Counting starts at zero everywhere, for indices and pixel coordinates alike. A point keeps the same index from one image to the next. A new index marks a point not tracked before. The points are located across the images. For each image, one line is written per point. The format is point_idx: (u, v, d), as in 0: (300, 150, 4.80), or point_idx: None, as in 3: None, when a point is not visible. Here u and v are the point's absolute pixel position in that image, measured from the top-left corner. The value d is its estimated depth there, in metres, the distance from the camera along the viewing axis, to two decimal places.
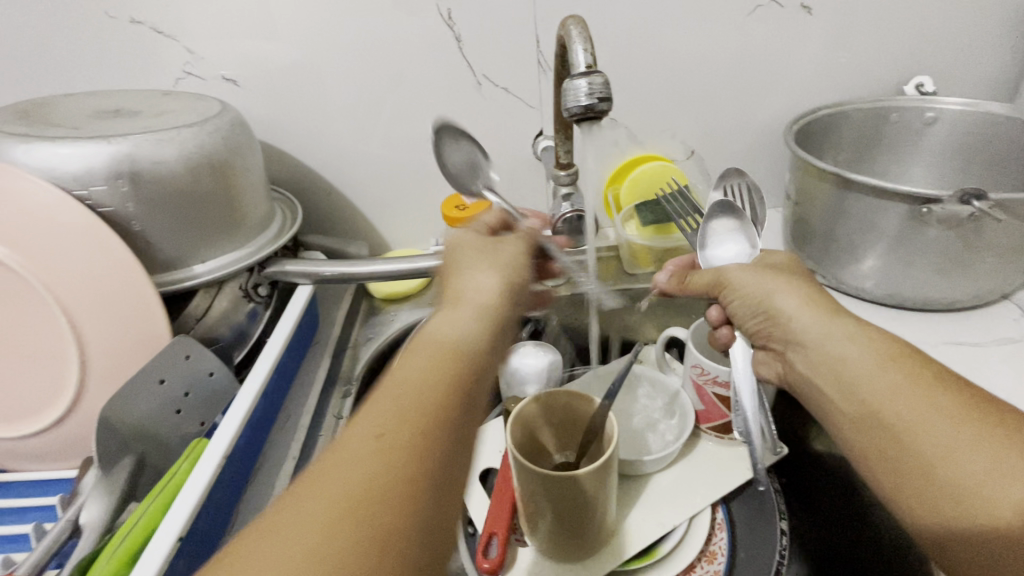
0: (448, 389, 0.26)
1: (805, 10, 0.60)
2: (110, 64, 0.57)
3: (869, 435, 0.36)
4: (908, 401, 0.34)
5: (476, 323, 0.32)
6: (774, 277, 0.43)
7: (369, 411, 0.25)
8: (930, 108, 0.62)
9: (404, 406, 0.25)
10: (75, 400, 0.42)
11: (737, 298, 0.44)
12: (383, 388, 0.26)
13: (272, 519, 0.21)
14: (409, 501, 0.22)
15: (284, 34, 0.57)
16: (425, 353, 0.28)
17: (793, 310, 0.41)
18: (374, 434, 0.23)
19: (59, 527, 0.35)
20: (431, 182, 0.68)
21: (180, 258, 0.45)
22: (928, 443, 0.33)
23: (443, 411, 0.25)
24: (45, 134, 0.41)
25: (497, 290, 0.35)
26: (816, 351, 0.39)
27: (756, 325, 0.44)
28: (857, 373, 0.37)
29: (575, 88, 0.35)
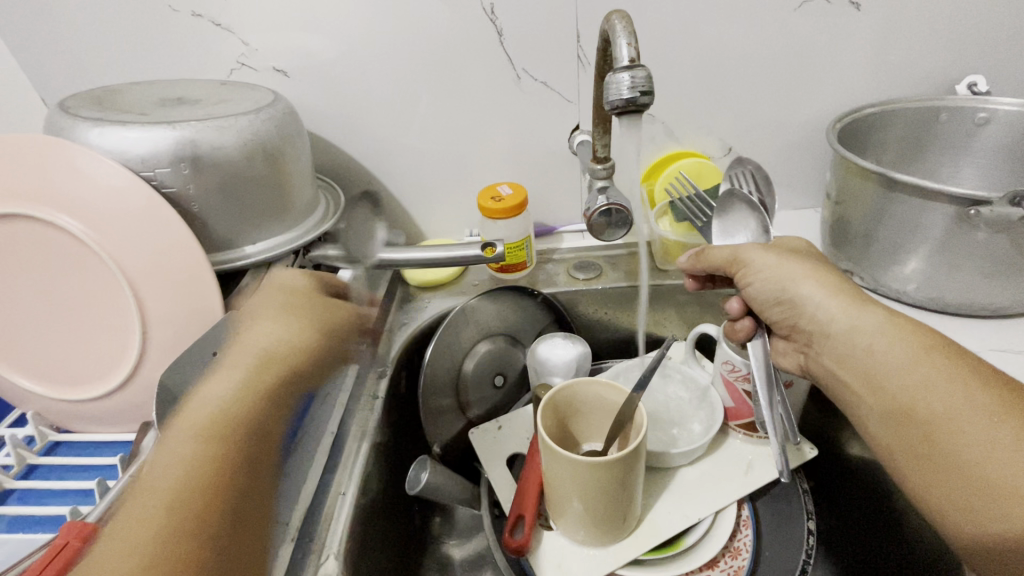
0: (214, 485, 0.36)
1: (853, 7, 0.59)
2: (173, 56, 0.60)
3: (909, 438, 0.35)
4: (940, 395, 0.34)
5: (222, 429, 0.39)
6: (799, 265, 0.42)
7: (127, 527, 0.33)
8: (983, 109, 0.60)
9: (165, 505, 0.34)
10: (136, 369, 0.45)
11: (757, 279, 0.43)
12: (139, 489, 0.35)
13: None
14: (193, 559, 0.32)
15: (334, 27, 0.59)
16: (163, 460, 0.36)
17: (819, 300, 0.41)
18: (128, 552, 0.31)
19: (123, 483, 0.38)
20: (468, 174, 0.70)
21: (233, 239, 0.48)
22: (961, 438, 0.33)
23: (230, 465, 0.37)
24: (117, 118, 0.44)
25: (244, 390, 0.42)
26: (847, 341, 0.39)
27: (781, 315, 0.43)
28: (886, 364, 0.37)
29: (617, 82, 0.36)
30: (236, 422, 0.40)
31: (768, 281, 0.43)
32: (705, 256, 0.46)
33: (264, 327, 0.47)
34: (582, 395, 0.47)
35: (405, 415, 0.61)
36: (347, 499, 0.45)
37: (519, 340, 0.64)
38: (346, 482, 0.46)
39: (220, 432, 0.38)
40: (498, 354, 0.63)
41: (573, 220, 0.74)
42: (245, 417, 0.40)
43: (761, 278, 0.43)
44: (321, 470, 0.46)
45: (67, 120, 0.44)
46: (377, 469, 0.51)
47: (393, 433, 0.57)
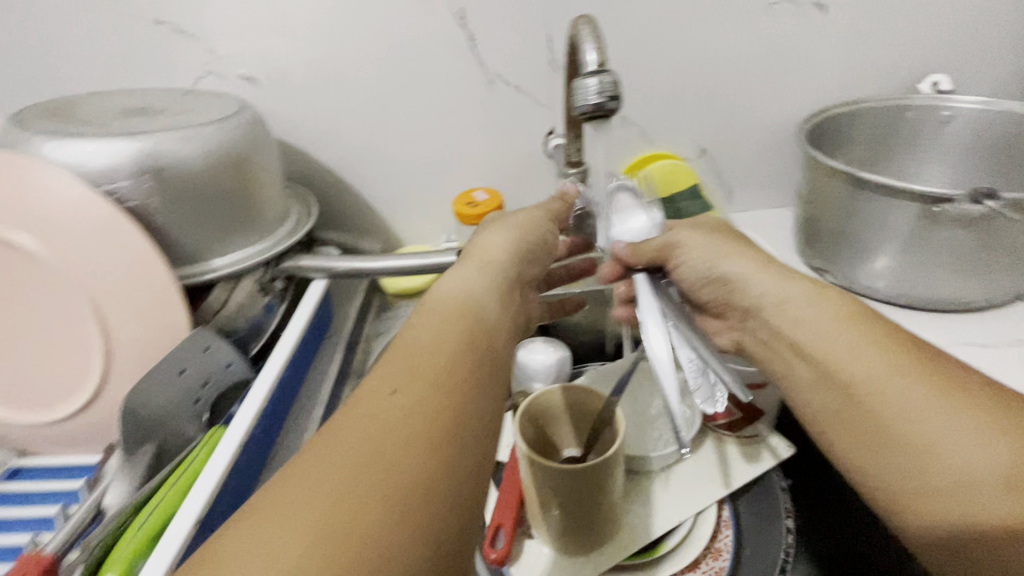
0: (438, 408, 0.29)
1: (817, 8, 0.60)
2: (137, 65, 0.59)
3: (856, 423, 0.34)
4: (890, 381, 0.33)
5: (429, 406, 0.29)
6: (727, 245, 0.45)
7: (368, 410, 0.28)
8: (946, 107, 0.61)
9: (418, 366, 0.31)
10: (100, 389, 0.44)
11: (688, 259, 0.46)
12: (397, 352, 0.32)
13: (300, 477, 0.25)
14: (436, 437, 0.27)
15: (303, 35, 0.58)
16: (353, 423, 0.28)
17: (756, 279, 0.43)
18: (390, 391, 0.29)
19: (84, 508, 0.37)
20: (443, 180, 0.69)
21: (199, 252, 0.47)
22: (909, 426, 0.31)
23: (461, 347, 0.32)
24: (74, 131, 0.43)
25: (438, 356, 0.32)
26: (794, 327, 0.39)
27: (715, 295, 0.46)
28: (832, 342, 0.36)
29: (584, 87, 0.36)
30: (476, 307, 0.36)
31: (696, 259, 0.45)
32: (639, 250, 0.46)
33: (497, 238, 0.43)
34: (559, 400, 0.47)
35: None
36: None
37: None
38: None
39: (422, 362, 0.31)
40: None
41: None
42: (466, 358, 0.32)
43: (689, 259, 0.46)
44: None
45: (21, 133, 0.43)
46: None
47: None
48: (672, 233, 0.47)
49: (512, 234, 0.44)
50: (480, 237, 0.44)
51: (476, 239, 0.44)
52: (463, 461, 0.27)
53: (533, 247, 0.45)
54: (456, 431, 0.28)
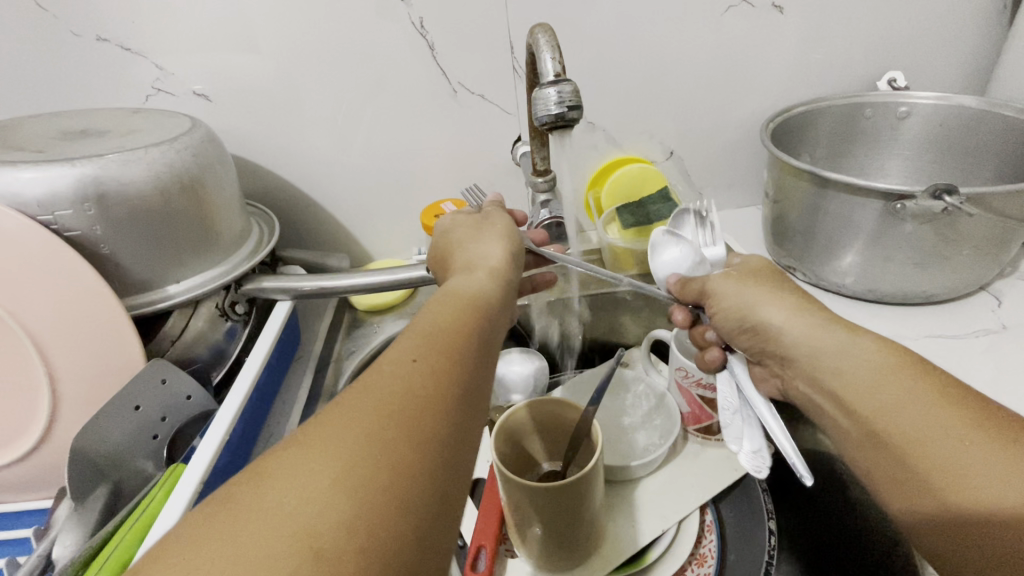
0: (453, 375, 0.27)
1: (776, 9, 0.61)
2: (80, 84, 0.56)
3: (878, 464, 0.33)
4: (945, 445, 0.30)
5: (447, 371, 0.27)
6: (755, 288, 0.42)
7: (386, 373, 0.26)
8: (903, 103, 0.62)
9: (437, 335, 0.29)
10: (48, 429, 0.41)
11: (723, 309, 0.43)
12: (413, 324, 0.30)
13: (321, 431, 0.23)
14: (447, 394, 0.26)
15: (255, 47, 0.56)
16: (368, 387, 0.25)
17: (781, 324, 0.40)
18: (410, 357, 0.27)
19: (30, 563, 0.34)
20: (411, 192, 0.68)
21: (152, 279, 0.44)
22: (975, 498, 0.28)
23: (471, 321, 0.31)
24: (7, 158, 0.40)
25: (451, 329, 0.29)
26: (833, 379, 0.36)
27: (749, 344, 0.42)
28: (853, 381, 0.35)
29: (544, 97, 0.35)
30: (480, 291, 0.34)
31: (728, 310, 0.43)
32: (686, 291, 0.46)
33: (491, 246, 0.40)
34: (536, 415, 0.46)
35: None
36: None
37: None
38: None
39: (435, 331, 0.29)
40: None
41: None
42: (476, 332, 0.30)
43: (724, 309, 0.43)
44: None
45: None
46: None
47: None
48: (707, 280, 0.45)
49: (503, 241, 0.41)
50: (473, 244, 0.40)
51: (468, 247, 0.40)
52: (466, 423, 0.26)
53: (525, 255, 0.42)
54: (467, 398, 0.27)
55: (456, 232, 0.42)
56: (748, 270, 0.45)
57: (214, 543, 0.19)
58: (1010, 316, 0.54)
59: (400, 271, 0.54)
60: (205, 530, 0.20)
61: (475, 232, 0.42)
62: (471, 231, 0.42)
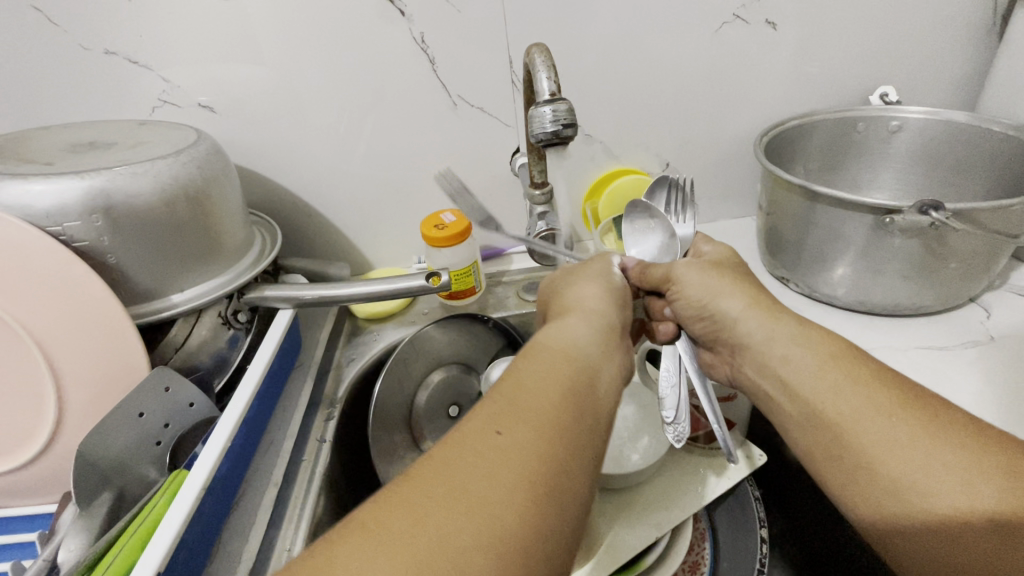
0: (546, 460, 0.27)
1: (769, 25, 0.62)
2: (88, 96, 0.58)
3: (818, 444, 0.36)
4: (875, 423, 0.33)
5: (538, 457, 0.26)
6: (718, 280, 0.44)
7: (482, 452, 0.26)
8: (894, 118, 0.64)
9: (533, 410, 0.28)
10: (55, 434, 0.42)
11: (684, 297, 0.45)
12: (510, 387, 0.30)
13: (411, 508, 0.24)
14: (538, 482, 0.26)
15: (260, 60, 0.58)
16: (460, 458, 0.26)
17: (741, 318, 0.42)
18: (502, 433, 0.27)
19: (35, 567, 0.35)
20: (410, 202, 0.69)
21: (157, 288, 0.45)
22: (898, 469, 0.32)
23: (568, 392, 0.30)
24: (18, 170, 0.41)
25: (544, 400, 0.29)
26: (780, 365, 0.39)
27: (703, 329, 0.46)
28: (799, 370, 0.38)
29: (540, 115, 0.36)
30: (580, 353, 0.33)
31: (693, 299, 0.45)
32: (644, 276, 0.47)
33: (591, 292, 0.41)
34: None
35: (354, 454, 0.59)
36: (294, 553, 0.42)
37: (471, 367, 0.64)
38: (291, 537, 0.44)
39: (531, 404, 0.29)
40: (452, 381, 0.63)
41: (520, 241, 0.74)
42: (571, 405, 0.30)
43: (687, 296, 0.45)
44: (264, 527, 0.44)
45: None
46: (326, 515, 0.50)
47: (341, 476, 0.55)
48: (672, 266, 0.46)
49: (602, 287, 0.42)
50: (570, 292, 0.41)
51: (566, 295, 0.41)
52: (554, 515, 0.26)
53: (623, 301, 0.42)
54: (558, 486, 0.26)
55: (557, 280, 0.44)
56: (710, 261, 0.47)
57: None
58: (999, 328, 0.55)
59: (398, 279, 0.56)
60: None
61: (575, 276, 0.43)
62: (570, 277, 0.44)
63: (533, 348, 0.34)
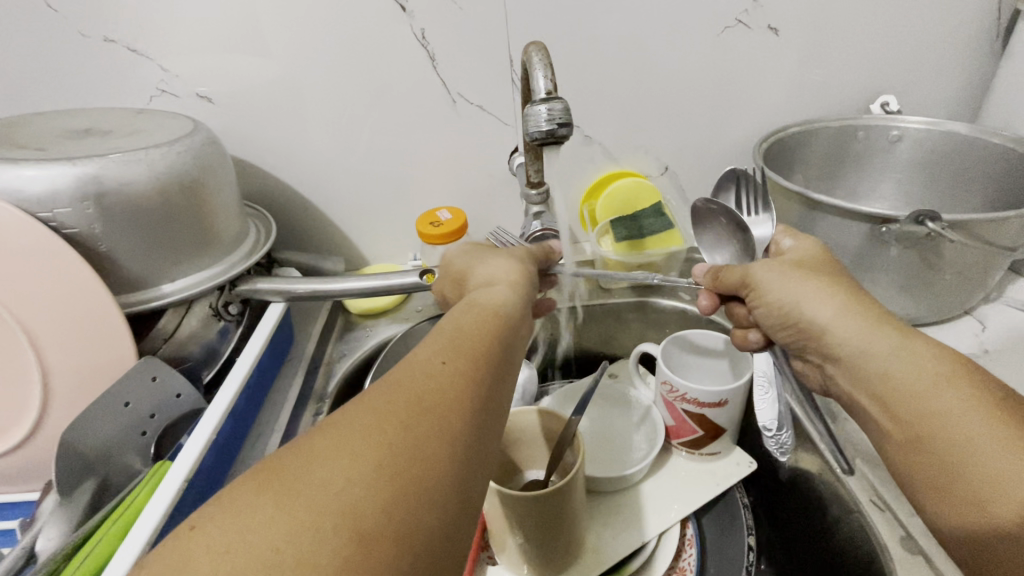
0: (478, 381, 0.28)
1: (772, 31, 0.62)
2: (86, 84, 0.57)
3: (916, 464, 0.32)
4: (993, 454, 0.29)
5: (474, 376, 0.28)
6: (801, 283, 0.41)
7: (420, 374, 0.27)
8: (895, 127, 0.63)
9: (466, 344, 0.30)
10: (40, 421, 0.42)
11: (766, 301, 0.43)
12: (442, 330, 0.32)
13: (356, 421, 0.24)
14: (472, 394, 0.27)
15: (259, 52, 0.58)
16: (400, 381, 0.27)
17: (833, 324, 0.38)
18: (439, 359, 0.28)
19: (14, 554, 0.35)
20: (407, 198, 0.68)
21: (147, 278, 0.45)
22: (1005, 512, 0.28)
23: (495, 331, 0.32)
24: (11, 155, 0.41)
25: (475, 337, 0.31)
26: (880, 380, 0.35)
27: (789, 337, 0.42)
28: (904, 384, 0.34)
29: (535, 114, 0.36)
30: (501, 306, 0.35)
31: (776, 303, 0.42)
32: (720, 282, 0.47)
33: (504, 263, 0.40)
34: (526, 425, 0.46)
35: None
36: None
37: None
38: None
39: (464, 339, 0.31)
40: None
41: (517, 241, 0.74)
42: (498, 341, 0.32)
43: (768, 303, 0.43)
44: None
45: None
46: None
47: None
48: (751, 269, 0.45)
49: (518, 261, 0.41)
50: (482, 266, 0.40)
51: (478, 269, 0.40)
52: (487, 425, 0.27)
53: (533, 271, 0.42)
54: (489, 403, 0.28)
55: (463, 258, 0.43)
56: (791, 261, 0.44)
57: (266, 510, 0.21)
58: (993, 341, 0.54)
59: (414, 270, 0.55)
60: (250, 492, 0.21)
61: (484, 251, 0.43)
62: (478, 254, 0.42)
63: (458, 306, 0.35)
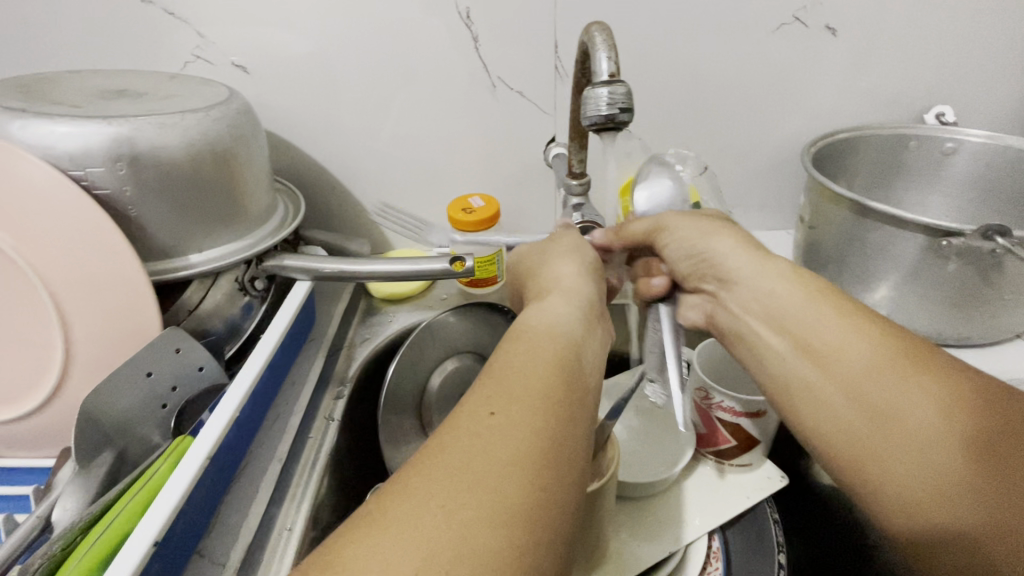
0: (537, 440, 0.24)
1: (829, 31, 0.59)
2: (121, 45, 0.56)
3: (843, 411, 0.32)
4: (896, 389, 0.30)
5: (531, 432, 0.24)
6: (710, 221, 0.40)
7: (472, 438, 0.24)
8: (950, 139, 0.61)
9: (520, 390, 0.26)
10: (61, 384, 0.41)
11: (673, 240, 0.40)
12: (495, 369, 0.28)
13: (401, 506, 0.22)
14: (531, 460, 0.24)
15: (298, 23, 0.56)
16: (447, 446, 0.24)
17: (765, 273, 0.37)
18: (489, 412, 0.25)
19: (30, 523, 0.34)
20: (438, 184, 0.67)
21: (175, 247, 0.44)
22: (922, 447, 0.29)
23: (552, 370, 0.28)
24: (46, 110, 0.40)
25: (532, 378, 0.27)
26: (799, 326, 0.35)
27: (690, 267, 0.40)
28: (822, 331, 0.34)
29: (596, 96, 0.34)
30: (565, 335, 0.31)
31: (681, 239, 0.40)
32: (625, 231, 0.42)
33: (568, 270, 0.38)
34: None
35: (360, 436, 0.57)
36: (295, 533, 0.41)
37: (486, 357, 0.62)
38: (293, 515, 0.43)
39: (518, 382, 0.27)
40: (467, 372, 0.61)
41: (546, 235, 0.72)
42: (559, 380, 0.28)
43: (675, 237, 0.40)
44: (266, 503, 0.42)
45: None
46: (329, 497, 0.48)
47: (346, 458, 0.54)
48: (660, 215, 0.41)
49: (577, 265, 0.38)
50: (545, 268, 0.39)
51: (542, 271, 0.39)
52: (554, 493, 0.23)
53: (600, 275, 0.39)
54: (552, 463, 0.24)
55: (528, 261, 0.41)
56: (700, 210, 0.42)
57: None
58: None
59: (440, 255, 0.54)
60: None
61: (545, 253, 0.40)
62: (539, 261, 0.40)
63: (514, 331, 0.31)
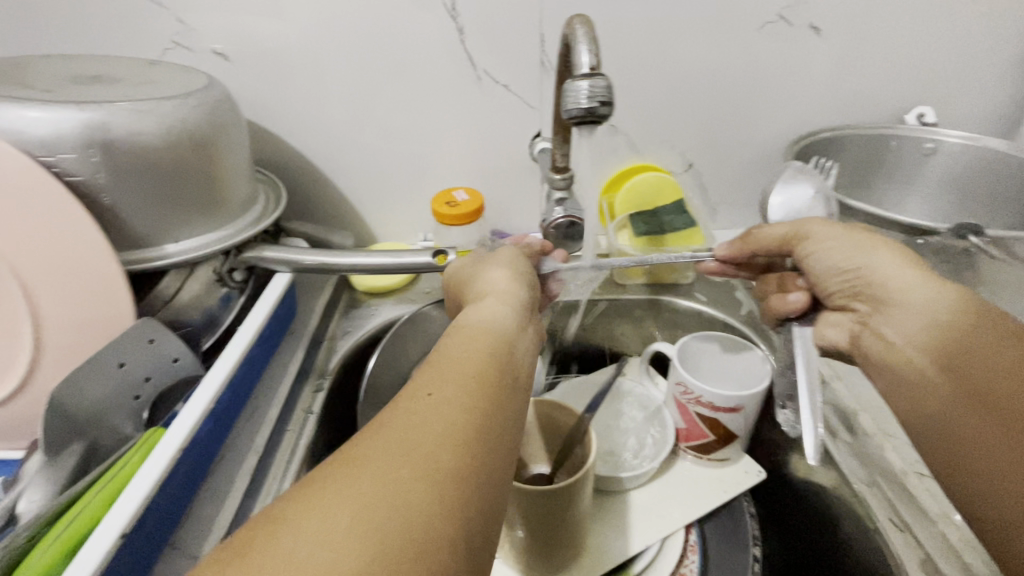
0: (471, 415, 0.25)
1: (813, 31, 0.60)
2: (98, 30, 0.55)
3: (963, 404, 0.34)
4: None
5: (466, 407, 0.25)
6: (868, 235, 0.40)
7: (406, 415, 0.24)
8: (930, 140, 0.61)
9: (454, 372, 0.27)
10: (29, 374, 0.40)
11: (820, 250, 0.41)
12: (430, 358, 0.28)
13: (335, 478, 0.21)
14: (464, 432, 0.24)
15: (281, 12, 0.55)
16: (382, 425, 0.24)
17: (891, 270, 0.38)
18: (426, 393, 0.25)
19: None
20: (423, 177, 0.66)
21: (150, 236, 0.43)
22: None
23: (485, 355, 0.28)
24: (16, 94, 0.39)
25: (468, 363, 0.27)
26: (912, 316, 0.36)
27: (843, 284, 0.40)
28: (940, 320, 0.35)
29: (576, 90, 0.34)
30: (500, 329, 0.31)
31: (833, 251, 0.40)
32: (751, 240, 0.45)
33: (501, 274, 0.38)
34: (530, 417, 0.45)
35: (341, 429, 0.57)
36: None
37: None
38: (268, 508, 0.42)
39: (453, 367, 0.27)
40: None
41: (531, 230, 0.72)
42: (495, 364, 0.28)
43: (826, 251, 0.41)
44: (241, 496, 0.42)
45: None
46: None
47: (325, 452, 0.53)
48: (801, 222, 0.43)
49: (512, 271, 0.39)
50: (477, 280, 0.39)
51: (474, 282, 0.39)
52: (488, 465, 0.24)
53: (533, 280, 0.40)
54: (487, 437, 0.24)
55: (461, 276, 0.41)
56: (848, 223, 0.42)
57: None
58: None
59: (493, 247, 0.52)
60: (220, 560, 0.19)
61: (481, 262, 0.41)
62: (474, 270, 0.40)
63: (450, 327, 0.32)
